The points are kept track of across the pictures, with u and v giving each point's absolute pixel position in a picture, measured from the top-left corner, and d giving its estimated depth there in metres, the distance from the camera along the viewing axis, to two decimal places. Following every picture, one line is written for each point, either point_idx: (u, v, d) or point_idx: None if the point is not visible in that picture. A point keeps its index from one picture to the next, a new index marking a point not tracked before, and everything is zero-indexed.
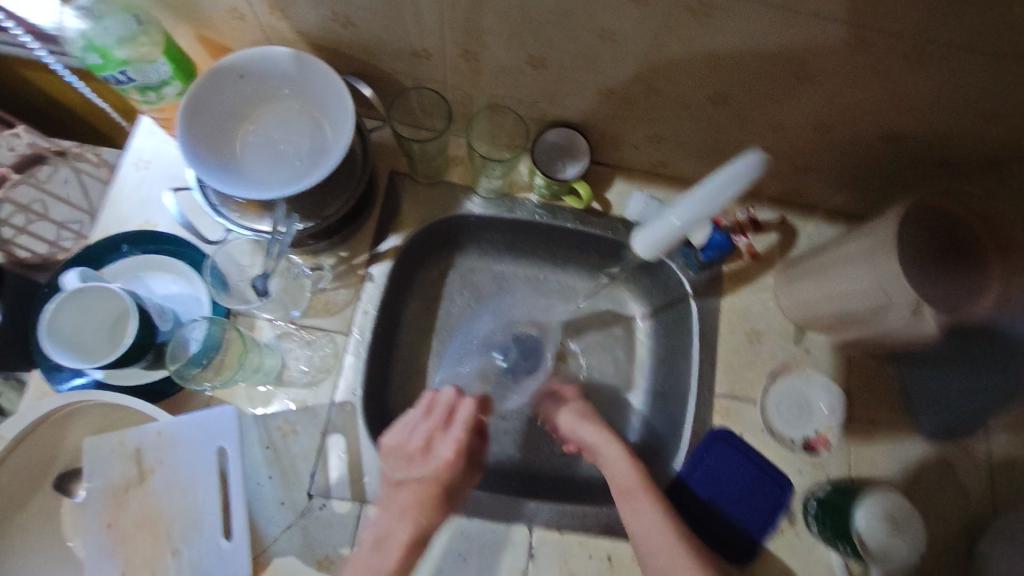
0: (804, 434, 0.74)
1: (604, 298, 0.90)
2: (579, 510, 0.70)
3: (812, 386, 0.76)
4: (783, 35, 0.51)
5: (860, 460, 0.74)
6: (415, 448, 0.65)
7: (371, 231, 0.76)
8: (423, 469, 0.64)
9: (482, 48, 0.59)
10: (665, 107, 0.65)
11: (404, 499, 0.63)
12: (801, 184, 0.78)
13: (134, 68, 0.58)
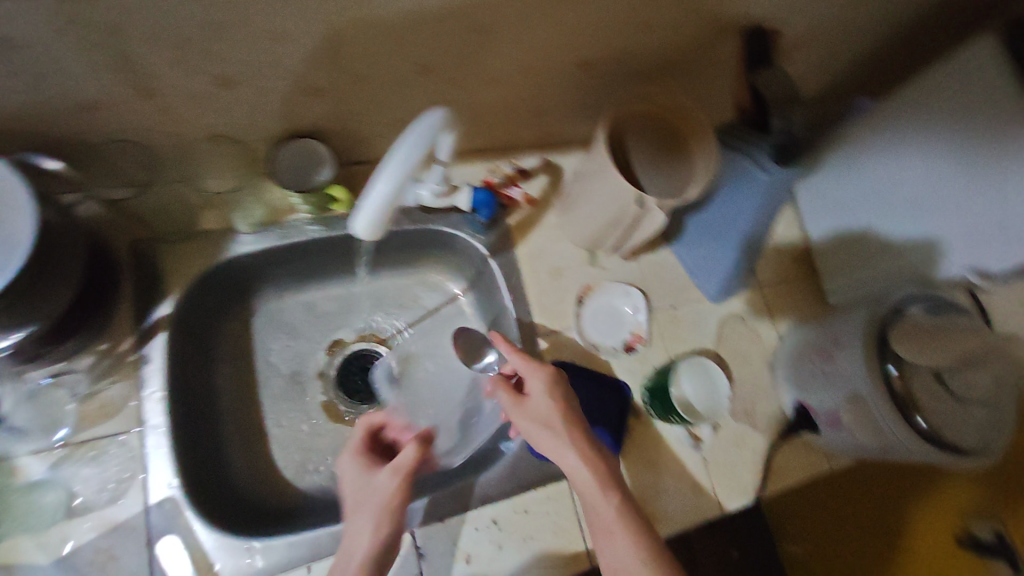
0: (622, 339, 0.84)
1: (422, 288, 0.90)
2: (464, 486, 0.72)
3: (615, 295, 0.86)
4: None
5: (671, 342, 0.86)
6: (363, 487, 0.63)
7: (129, 310, 0.67)
8: (367, 508, 0.60)
9: (158, 80, 0.53)
10: (382, 89, 0.64)
11: (352, 536, 0.59)
12: (549, 123, 0.83)
13: None
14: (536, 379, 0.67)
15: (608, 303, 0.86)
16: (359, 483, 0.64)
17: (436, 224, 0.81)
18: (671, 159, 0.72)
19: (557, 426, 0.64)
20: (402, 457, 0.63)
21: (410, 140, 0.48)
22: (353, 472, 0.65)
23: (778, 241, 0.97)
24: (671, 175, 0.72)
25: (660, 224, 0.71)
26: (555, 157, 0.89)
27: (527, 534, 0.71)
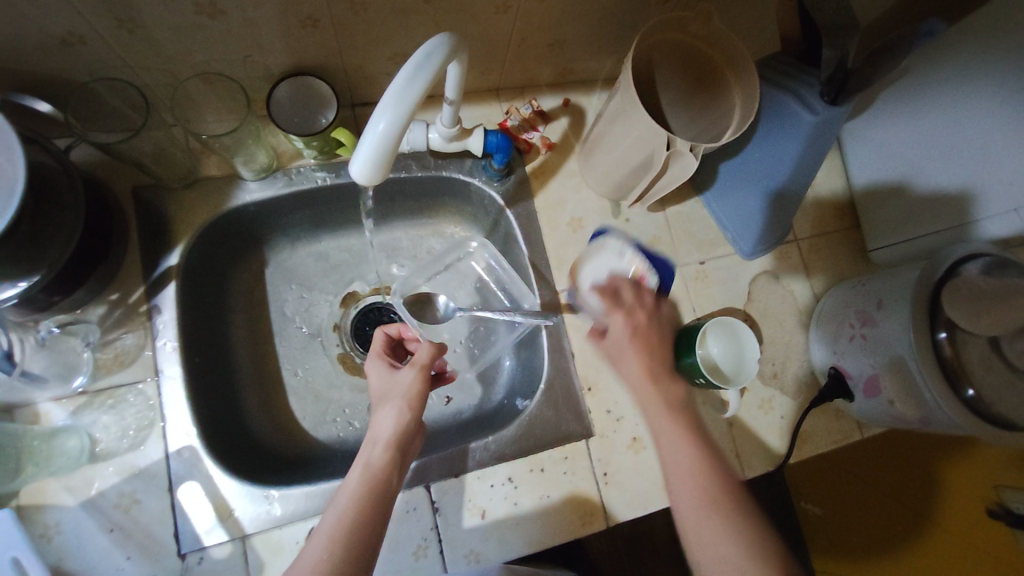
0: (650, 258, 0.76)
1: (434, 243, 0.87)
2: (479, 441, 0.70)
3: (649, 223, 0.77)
4: None
5: (697, 299, 0.82)
6: (387, 382, 0.63)
7: (138, 259, 0.66)
8: (392, 402, 0.61)
9: (135, 10, 0.49)
10: (383, 19, 0.59)
11: (329, 512, 0.53)
12: (568, 59, 0.77)
13: None
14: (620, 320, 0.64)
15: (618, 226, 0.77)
16: (382, 380, 0.64)
17: (449, 171, 0.77)
18: (704, 99, 0.67)
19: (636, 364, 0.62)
20: (419, 354, 0.65)
21: (413, 66, 0.41)
22: (379, 373, 0.65)
23: (815, 192, 0.89)
24: (706, 116, 0.67)
25: (692, 169, 0.63)
26: (576, 99, 0.83)
27: (543, 492, 0.70)
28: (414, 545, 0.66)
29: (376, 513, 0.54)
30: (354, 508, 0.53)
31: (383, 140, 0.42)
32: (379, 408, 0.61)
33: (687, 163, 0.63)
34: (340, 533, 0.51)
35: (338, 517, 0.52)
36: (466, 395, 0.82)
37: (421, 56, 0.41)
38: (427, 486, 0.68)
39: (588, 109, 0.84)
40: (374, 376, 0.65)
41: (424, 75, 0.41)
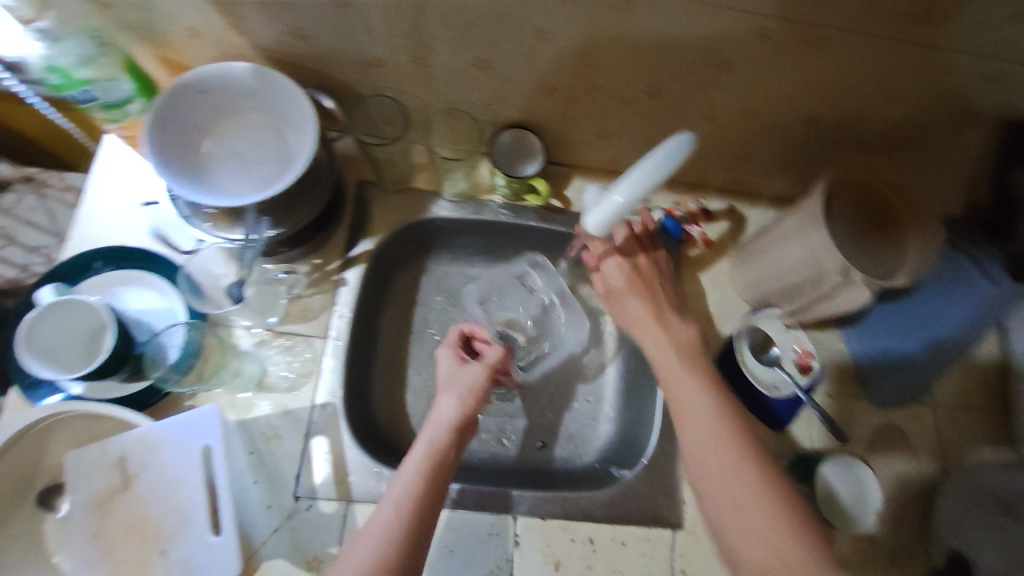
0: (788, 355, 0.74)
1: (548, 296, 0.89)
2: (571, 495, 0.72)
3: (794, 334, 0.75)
4: (702, 39, 0.56)
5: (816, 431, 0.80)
6: (454, 371, 0.69)
7: (341, 238, 0.78)
8: (456, 389, 0.67)
9: (429, 54, 0.62)
10: (609, 103, 0.69)
11: (396, 485, 0.58)
12: (746, 170, 0.82)
13: (98, 87, 0.61)
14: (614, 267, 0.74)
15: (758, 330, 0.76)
16: (447, 369, 0.70)
17: None
18: (870, 235, 0.66)
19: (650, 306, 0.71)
20: (489, 355, 0.71)
21: (659, 156, 0.48)
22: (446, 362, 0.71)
23: (966, 363, 0.85)
24: (867, 249, 0.66)
25: (861, 303, 0.65)
26: (740, 207, 0.88)
27: (617, 567, 0.70)
28: (486, 569, 0.68)
29: (439, 483, 0.59)
30: (423, 479, 0.58)
31: (616, 210, 0.53)
32: (444, 388, 0.67)
33: (850, 292, 0.65)
34: (408, 501, 0.56)
35: (407, 487, 0.57)
36: (565, 447, 0.83)
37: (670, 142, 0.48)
38: (511, 519, 0.70)
39: (749, 219, 0.87)
40: (444, 363, 0.71)
41: (670, 163, 0.48)
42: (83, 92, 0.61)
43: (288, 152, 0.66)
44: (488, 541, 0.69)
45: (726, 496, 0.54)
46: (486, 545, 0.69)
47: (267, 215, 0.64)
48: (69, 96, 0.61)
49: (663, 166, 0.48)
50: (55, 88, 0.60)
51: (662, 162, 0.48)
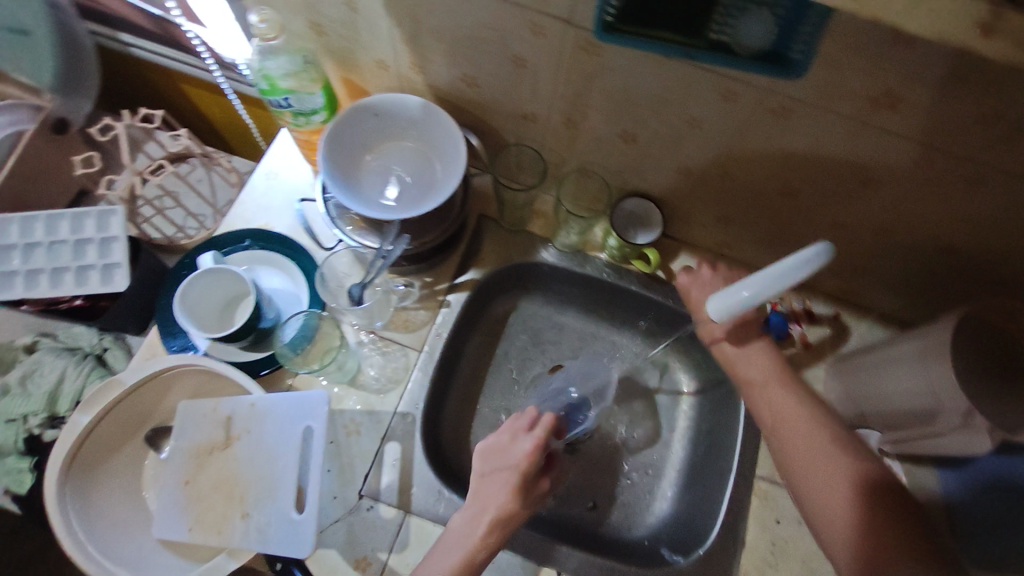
0: None
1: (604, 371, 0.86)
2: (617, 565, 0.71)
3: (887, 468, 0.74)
4: (852, 153, 0.58)
5: None
6: (502, 452, 0.63)
7: (453, 263, 0.83)
8: (495, 476, 0.61)
9: (583, 118, 0.68)
10: (738, 193, 0.72)
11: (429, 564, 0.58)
12: (861, 284, 0.80)
13: (296, 97, 0.70)
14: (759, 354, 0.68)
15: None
16: (507, 455, 0.62)
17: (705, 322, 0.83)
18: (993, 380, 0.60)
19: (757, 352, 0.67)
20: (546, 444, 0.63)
21: (790, 261, 0.48)
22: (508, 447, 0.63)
23: None
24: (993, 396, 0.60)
25: (980, 451, 0.60)
26: (846, 317, 0.84)
27: None
28: None
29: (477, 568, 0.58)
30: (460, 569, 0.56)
31: (741, 304, 0.53)
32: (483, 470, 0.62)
33: (961, 428, 0.60)
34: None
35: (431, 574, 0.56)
36: (617, 515, 0.81)
37: (809, 249, 0.47)
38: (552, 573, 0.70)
39: (853, 331, 0.83)
40: (512, 451, 0.62)
41: (802, 270, 0.47)
42: (284, 98, 0.69)
43: (432, 178, 0.74)
44: None
45: (826, 509, 0.56)
46: None
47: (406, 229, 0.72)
48: (271, 102, 0.69)
49: (789, 277, 0.48)
50: (263, 93, 0.69)
51: (792, 271, 0.48)
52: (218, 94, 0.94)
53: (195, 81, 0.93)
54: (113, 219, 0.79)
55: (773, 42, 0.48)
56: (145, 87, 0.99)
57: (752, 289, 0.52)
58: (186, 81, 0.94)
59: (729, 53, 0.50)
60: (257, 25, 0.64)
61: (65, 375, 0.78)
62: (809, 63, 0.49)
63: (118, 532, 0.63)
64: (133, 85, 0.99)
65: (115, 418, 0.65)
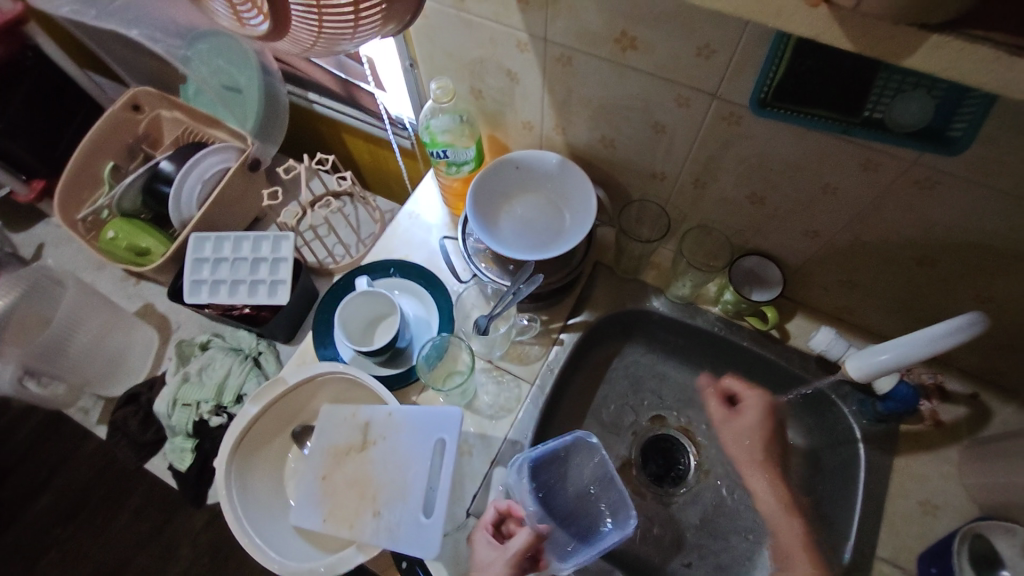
0: None
1: (585, 458, 0.71)
2: None
3: None
4: (1007, 226, 0.57)
5: None
6: (485, 564, 0.62)
7: (568, 304, 0.88)
8: None
9: (712, 180, 0.73)
10: (869, 259, 0.72)
11: None
12: (1005, 364, 0.75)
13: (453, 150, 0.81)
14: (741, 439, 0.79)
15: (983, 541, 0.65)
16: (484, 556, 0.63)
17: (823, 385, 0.80)
18: None
19: (754, 439, 0.79)
20: (516, 544, 0.61)
21: (932, 330, 0.54)
22: (483, 548, 0.63)
23: None
24: None
25: None
26: (988, 399, 0.78)
27: None
28: None
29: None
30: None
31: (882, 366, 0.59)
32: None
33: None
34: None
35: None
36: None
37: (954, 321, 0.52)
38: None
39: (996, 415, 0.77)
40: (488, 562, 0.61)
41: (946, 338, 0.52)
42: (443, 150, 0.81)
43: (560, 226, 0.81)
44: None
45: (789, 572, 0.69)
46: None
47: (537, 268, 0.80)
48: (433, 154, 0.81)
49: (929, 344, 0.54)
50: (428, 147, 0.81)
51: (936, 338, 0.53)
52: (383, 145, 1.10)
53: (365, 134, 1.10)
54: (284, 244, 0.94)
55: (929, 120, 0.51)
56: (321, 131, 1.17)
57: (892, 353, 0.59)
58: (358, 133, 1.11)
59: (884, 130, 0.53)
60: (434, 91, 0.75)
61: (232, 372, 0.90)
62: (966, 142, 0.50)
63: (263, 515, 0.71)
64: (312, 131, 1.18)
65: (274, 413, 0.75)
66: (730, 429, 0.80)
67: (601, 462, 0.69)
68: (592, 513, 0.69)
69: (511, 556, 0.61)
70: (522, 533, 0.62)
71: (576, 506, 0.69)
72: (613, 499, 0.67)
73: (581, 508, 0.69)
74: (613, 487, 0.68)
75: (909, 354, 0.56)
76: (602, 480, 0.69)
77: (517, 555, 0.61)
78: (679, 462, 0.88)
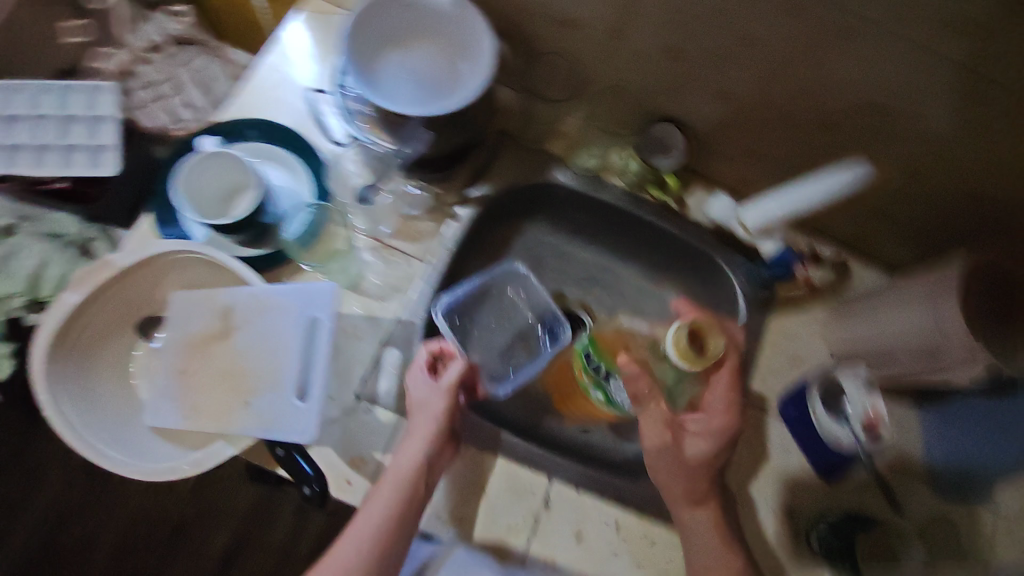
0: None
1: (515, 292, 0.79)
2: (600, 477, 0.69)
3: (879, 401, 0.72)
4: (901, 90, 0.57)
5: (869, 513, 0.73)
6: (419, 395, 0.64)
7: (466, 176, 0.80)
8: (417, 423, 0.63)
9: (629, 29, 0.65)
10: (774, 124, 0.70)
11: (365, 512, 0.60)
12: (873, 227, 0.78)
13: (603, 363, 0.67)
14: (656, 420, 0.65)
15: (833, 380, 0.70)
16: (420, 393, 0.64)
17: (718, 255, 0.80)
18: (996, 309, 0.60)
19: (660, 427, 0.65)
20: (449, 376, 0.65)
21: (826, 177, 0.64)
22: (419, 381, 0.65)
23: None
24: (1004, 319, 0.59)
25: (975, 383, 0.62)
26: (856, 266, 0.83)
27: (638, 560, 0.67)
28: (513, 520, 0.68)
29: (407, 516, 0.61)
30: (395, 507, 0.60)
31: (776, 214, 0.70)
32: (417, 397, 0.64)
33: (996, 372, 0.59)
34: (377, 538, 0.59)
35: (382, 508, 0.59)
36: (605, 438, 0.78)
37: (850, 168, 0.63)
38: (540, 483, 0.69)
39: (858, 279, 0.83)
40: (428, 399, 0.64)
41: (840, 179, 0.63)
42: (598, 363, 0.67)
43: (457, 80, 0.69)
44: (535, 504, 0.68)
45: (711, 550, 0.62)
46: (498, 491, 0.68)
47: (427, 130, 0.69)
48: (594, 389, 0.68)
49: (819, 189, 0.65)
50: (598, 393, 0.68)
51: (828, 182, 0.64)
52: None
53: None
54: (101, 97, 0.74)
55: None
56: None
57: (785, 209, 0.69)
58: None
59: None
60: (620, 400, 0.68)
61: (47, 258, 0.75)
62: None
63: (103, 418, 0.60)
64: None
65: (107, 302, 0.62)
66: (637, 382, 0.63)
67: (526, 289, 0.78)
68: (532, 337, 0.77)
69: (449, 381, 0.64)
70: (455, 367, 0.65)
71: (521, 336, 0.77)
72: (551, 320, 0.76)
73: (519, 336, 0.77)
74: (550, 311, 0.77)
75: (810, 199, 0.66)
76: (536, 309, 0.78)
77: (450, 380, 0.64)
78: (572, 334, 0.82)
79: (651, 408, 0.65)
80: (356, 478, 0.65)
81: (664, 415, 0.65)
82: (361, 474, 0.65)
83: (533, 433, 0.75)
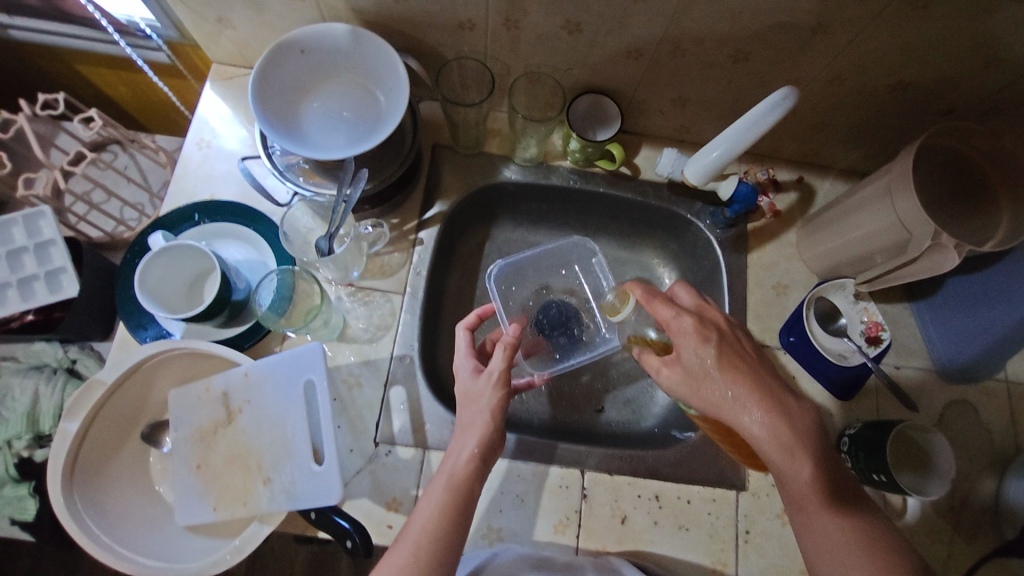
0: (856, 325, 0.75)
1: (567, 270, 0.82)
2: (626, 452, 0.72)
3: (872, 311, 0.75)
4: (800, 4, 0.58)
5: (889, 412, 0.75)
6: (465, 390, 0.60)
7: (417, 198, 0.80)
8: (467, 413, 0.58)
9: (523, 15, 0.65)
10: (692, 67, 0.70)
11: (419, 517, 0.53)
12: (821, 141, 0.80)
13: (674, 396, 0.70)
14: (694, 345, 0.56)
15: (824, 300, 0.76)
16: (465, 383, 0.60)
17: (679, 208, 0.82)
18: (956, 176, 0.65)
19: (748, 399, 0.53)
20: (494, 362, 0.59)
21: (759, 109, 0.61)
22: (464, 373, 0.61)
23: None
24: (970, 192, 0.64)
25: (949, 266, 0.61)
26: (811, 180, 0.85)
27: (681, 523, 0.69)
28: (556, 519, 0.69)
29: (457, 532, 0.52)
30: (446, 506, 0.53)
31: (716, 162, 0.68)
32: (464, 386, 0.60)
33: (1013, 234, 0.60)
34: (427, 541, 0.51)
35: (427, 520, 0.52)
36: (622, 411, 0.81)
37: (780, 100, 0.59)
38: (570, 473, 0.70)
39: (818, 191, 0.85)
40: (476, 390, 0.59)
41: (772, 113, 0.60)
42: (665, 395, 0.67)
43: (378, 112, 0.71)
44: (573, 496, 0.70)
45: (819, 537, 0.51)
46: (540, 494, 0.69)
47: (363, 167, 0.70)
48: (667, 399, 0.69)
49: (756, 125, 0.62)
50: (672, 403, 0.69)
51: (762, 116, 0.61)
52: (120, 68, 0.94)
53: (90, 60, 0.93)
54: (42, 222, 0.75)
55: None
56: (45, 65, 0.95)
57: (720, 150, 0.67)
58: (76, 61, 0.93)
59: None
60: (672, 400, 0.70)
61: (40, 392, 0.78)
62: None
63: (137, 530, 0.61)
64: (30, 71, 0.97)
65: (108, 418, 0.63)
66: (686, 333, 0.57)
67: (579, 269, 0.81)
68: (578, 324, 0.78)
69: (499, 361, 0.59)
70: (498, 352, 0.60)
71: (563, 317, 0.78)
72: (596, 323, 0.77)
73: (561, 318, 0.78)
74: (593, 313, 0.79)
75: (742, 137, 0.64)
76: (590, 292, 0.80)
77: (499, 359, 0.59)
78: (575, 329, 0.77)
79: (696, 350, 0.56)
80: (395, 521, 0.65)
81: (695, 333, 0.56)
82: (400, 514, 0.66)
83: (558, 430, 0.79)
